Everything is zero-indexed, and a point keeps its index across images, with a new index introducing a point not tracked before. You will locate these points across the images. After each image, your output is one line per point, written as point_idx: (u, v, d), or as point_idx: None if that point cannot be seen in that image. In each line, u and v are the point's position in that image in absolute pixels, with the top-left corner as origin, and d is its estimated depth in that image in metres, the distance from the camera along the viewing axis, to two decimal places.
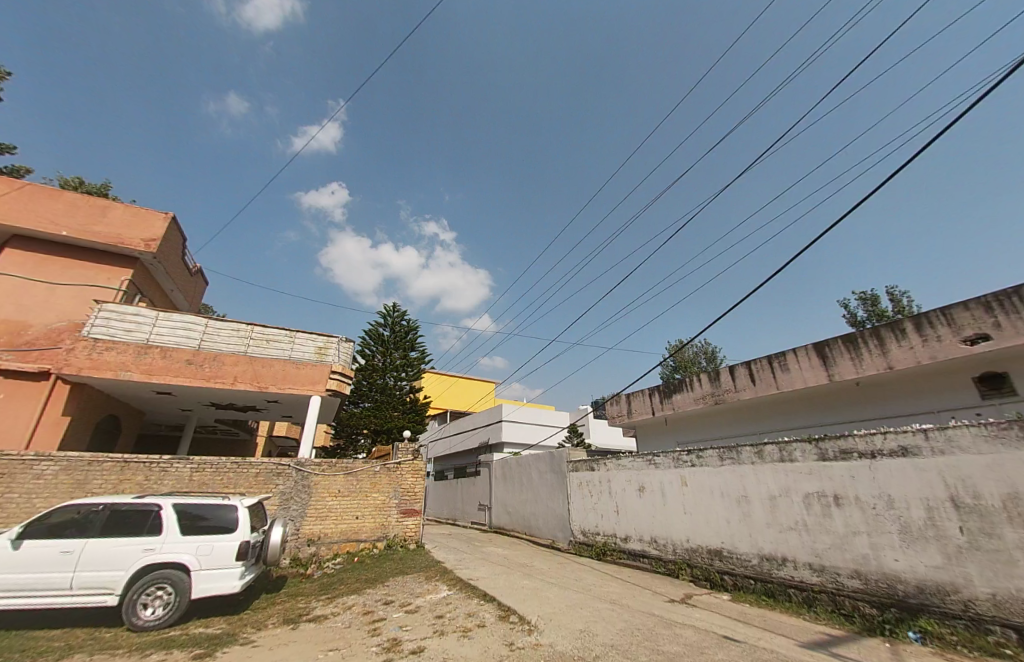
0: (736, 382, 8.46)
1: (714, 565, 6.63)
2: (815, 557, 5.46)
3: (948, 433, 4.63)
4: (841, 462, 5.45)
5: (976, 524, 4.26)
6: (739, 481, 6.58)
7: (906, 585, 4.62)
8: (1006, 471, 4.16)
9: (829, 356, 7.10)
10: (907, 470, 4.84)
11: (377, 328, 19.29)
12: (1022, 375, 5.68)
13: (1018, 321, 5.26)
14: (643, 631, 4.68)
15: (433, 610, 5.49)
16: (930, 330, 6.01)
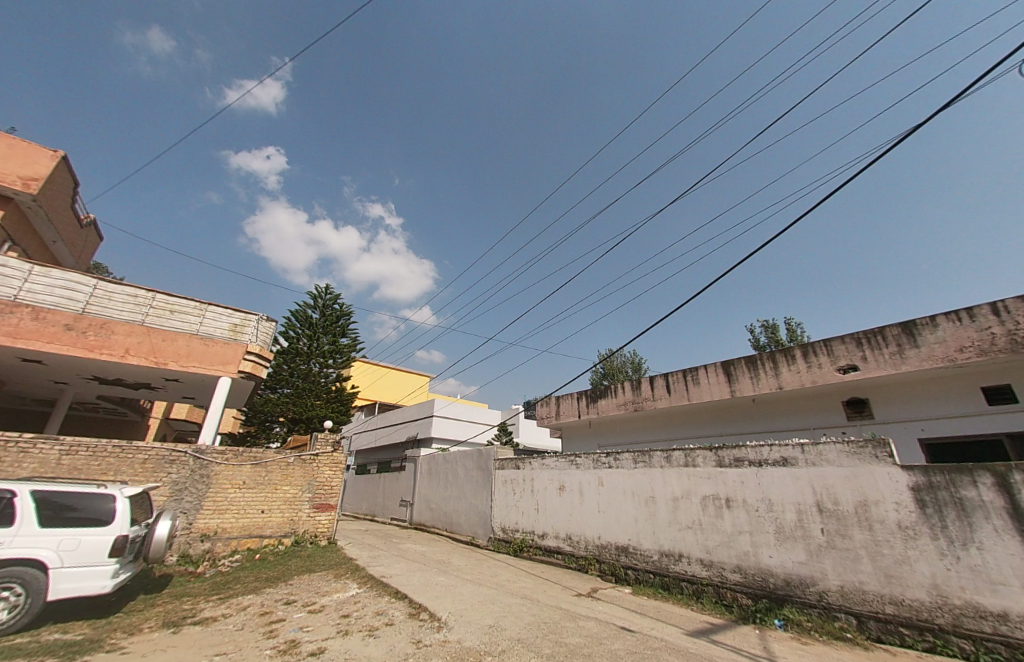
0: (654, 391, 9.08)
1: (620, 560, 7.08)
2: (706, 553, 6.05)
3: (819, 447, 5.38)
4: (734, 468, 6.08)
5: (834, 527, 5.00)
6: (649, 483, 7.08)
7: (776, 579, 5.29)
8: (860, 481, 4.93)
9: (733, 374, 7.90)
10: (786, 478, 5.54)
11: (305, 309, 17.97)
12: (877, 402, 6.77)
13: (879, 356, 6.27)
14: (549, 624, 4.86)
15: (338, 609, 5.24)
16: (814, 358, 6.95)
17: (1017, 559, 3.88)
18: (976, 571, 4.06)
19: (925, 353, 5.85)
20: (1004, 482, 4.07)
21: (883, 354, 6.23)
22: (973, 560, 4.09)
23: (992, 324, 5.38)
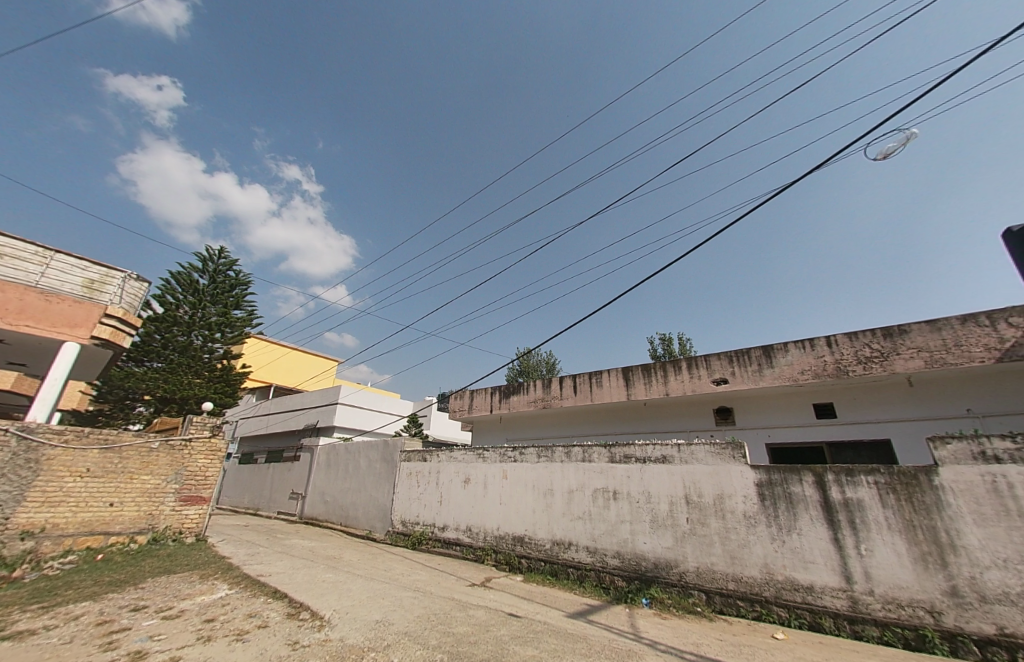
0: (562, 390, 9.59)
1: (514, 550, 7.38)
2: (592, 541, 6.58)
3: (691, 447, 6.15)
4: (623, 464, 6.69)
5: (697, 516, 5.77)
6: (548, 476, 7.47)
7: (647, 562, 5.95)
8: (720, 477, 5.76)
9: (631, 379, 8.67)
10: (664, 473, 6.25)
11: (189, 273, 15.58)
12: (738, 411, 7.96)
13: (744, 371, 7.37)
14: (438, 615, 4.88)
15: (201, 613, 4.67)
16: (696, 370, 7.92)
17: (822, 542, 4.88)
18: (795, 552, 5.01)
19: (777, 373, 7.02)
20: (820, 480, 5.08)
21: (746, 370, 7.34)
22: (793, 543, 5.05)
23: (825, 353, 6.67)
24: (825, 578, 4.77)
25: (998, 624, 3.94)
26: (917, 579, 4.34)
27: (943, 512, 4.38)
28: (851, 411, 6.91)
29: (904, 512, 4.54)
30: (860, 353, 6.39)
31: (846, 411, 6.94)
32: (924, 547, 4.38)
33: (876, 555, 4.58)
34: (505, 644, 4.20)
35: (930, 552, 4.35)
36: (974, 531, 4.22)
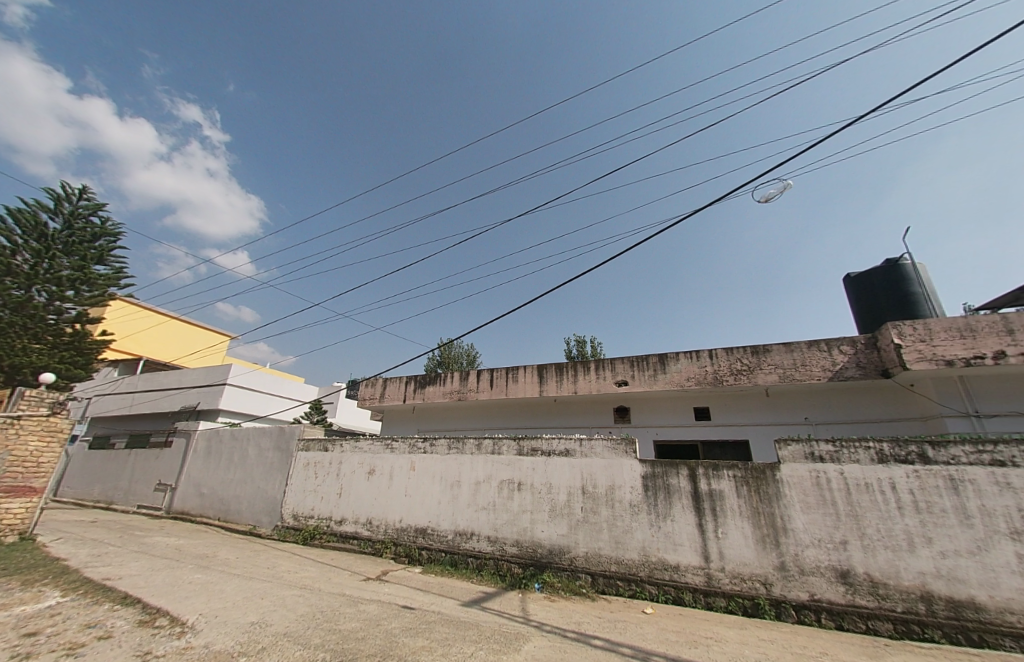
0: (479, 383, 9.66)
1: (415, 541, 7.29)
2: (493, 531, 6.76)
3: (592, 442, 6.62)
4: (529, 457, 6.96)
5: (590, 505, 6.25)
6: (456, 468, 7.48)
7: (543, 549, 6.30)
8: (613, 470, 6.30)
9: (544, 376, 9.05)
10: (566, 466, 6.64)
11: (34, 213, 12.54)
12: (633, 411, 8.76)
13: (643, 375, 8.12)
14: (325, 613, 4.63)
15: (18, 627, 3.84)
16: (602, 371, 8.53)
17: (690, 527, 5.61)
18: (668, 536, 5.69)
19: (669, 378, 7.86)
20: (692, 474, 5.82)
21: (645, 374, 8.11)
22: (667, 528, 5.73)
23: (707, 364, 7.64)
24: (689, 558, 5.51)
25: (809, 590, 4.91)
26: (757, 557, 5.22)
27: (780, 501, 5.31)
28: (722, 414, 8.02)
29: (753, 501, 5.42)
30: (733, 365, 7.43)
31: (719, 414, 8.04)
32: (764, 530, 5.27)
33: (729, 537, 5.39)
34: (395, 637, 4.13)
35: (768, 534, 5.24)
36: (799, 516, 5.18)
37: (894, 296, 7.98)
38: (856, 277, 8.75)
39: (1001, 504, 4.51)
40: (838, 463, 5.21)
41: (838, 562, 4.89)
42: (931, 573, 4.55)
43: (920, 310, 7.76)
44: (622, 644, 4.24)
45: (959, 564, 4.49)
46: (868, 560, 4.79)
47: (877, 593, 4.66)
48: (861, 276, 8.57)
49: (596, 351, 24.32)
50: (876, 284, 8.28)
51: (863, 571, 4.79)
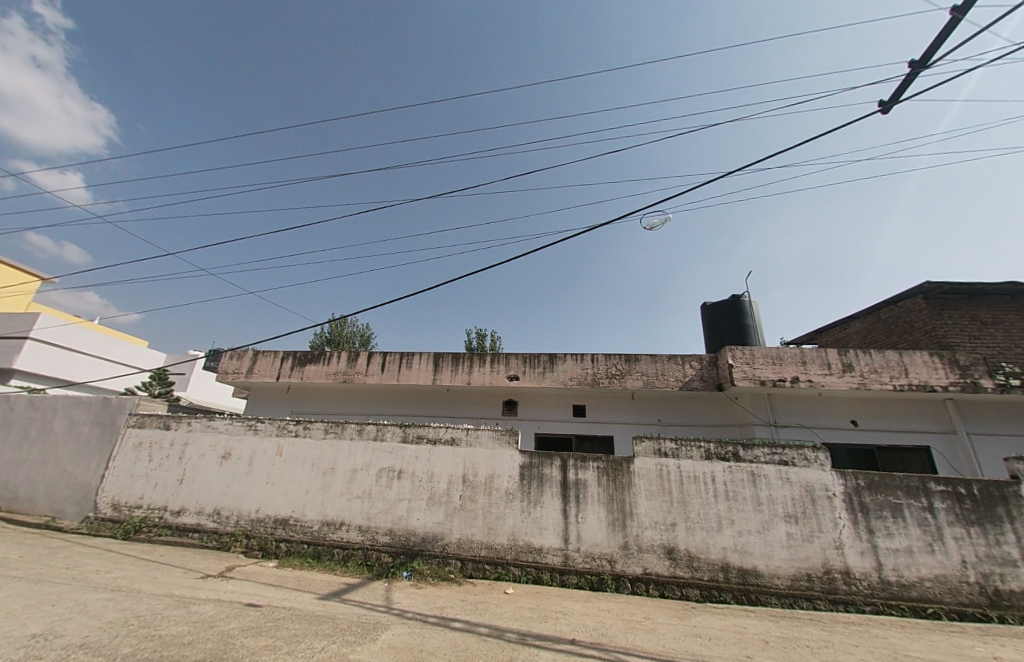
0: (368, 366, 9.14)
1: (274, 533, 6.64)
2: (365, 520, 6.50)
3: (478, 432, 6.76)
4: (413, 444, 6.82)
5: (468, 493, 6.40)
6: (332, 454, 6.99)
7: (415, 537, 6.27)
8: (495, 460, 6.53)
9: (439, 364, 8.95)
10: (449, 454, 6.68)
11: None
12: (520, 405, 9.20)
13: (533, 371, 8.57)
14: (144, 617, 3.95)
15: None
16: (496, 365, 8.78)
17: (556, 513, 6.12)
18: (536, 521, 6.12)
19: (556, 376, 8.44)
20: (564, 464, 6.35)
21: (535, 370, 8.57)
22: (536, 514, 6.16)
23: (589, 366, 8.38)
24: (551, 541, 6.01)
25: (643, 565, 5.75)
26: (607, 539, 5.93)
27: (630, 489, 6.11)
28: (596, 413, 8.90)
29: (610, 489, 6.13)
30: (610, 369, 8.28)
31: (593, 412, 8.90)
32: (615, 515, 6.00)
33: (587, 522, 6.02)
34: (232, 638, 3.71)
35: (618, 519, 5.99)
36: (644, 503, 6.02)
37: (736, 325, 9.72)
38: (711, 305, 10.39)
39: (782, 493, 5.84)
40: (678, 458, 6.18)
41: (667, 541, 5.83)
42: (731, 549, 5.70)
43: (751, 338, 9.59)
44: (480, 624, 4.44)
45: (749, 541, 5.70)
46: (689, 538, 5.80)
47: (692, 565, 5.68)
48: (715, 305, 10.21)
49: (495, 344, 24.96)
50: (724, 313, 9.97)
51: (685, 548, 5.78)
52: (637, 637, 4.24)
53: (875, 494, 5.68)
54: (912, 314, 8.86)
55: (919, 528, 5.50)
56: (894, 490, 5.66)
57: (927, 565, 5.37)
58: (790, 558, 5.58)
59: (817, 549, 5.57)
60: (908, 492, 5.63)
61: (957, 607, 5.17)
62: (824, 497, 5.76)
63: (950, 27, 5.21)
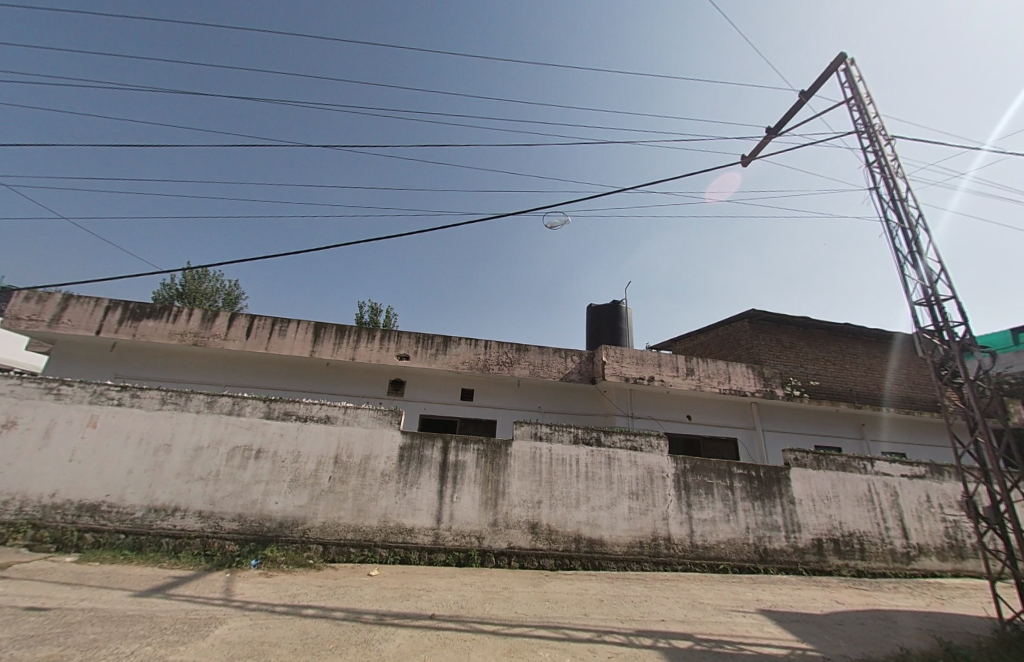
0: (229, 330, 7.89)
1: (76, 521, 5.37)
2: (208, 504, 5.67)
3: (357, 410, 6.37)
4: (279, 420, 6.15)
5: (339, 474, 6.04)
6: (169, 428, 5.91)
7: (271, 522, 5.70)
8: (372, 440, 6.27)
9: (320, 335, 8.18)
10: (320, 433, 6.19)
11: None
12: (407, 385, 8.96)
13: (424, 352, 8.40)
14: None
15: None
16: (386, 342, 8.37)
17: (430, 494, 6.15)
18: (409, 502, 6.08)
19: (447, 359, 8.41)
20: (445, 446, 6.41)
21: (426, 352, 8.41)
22: (411, 495, 6.11)
23: (481, 352, 8.54)
24: (423, 521, 6.03)
25: (508, 540, 6.15)
26: (477, 517, 6.18)
27: (505, 470, 6.45)
28: (482, 397, 9.14)
29: (487, 470, 6.40)
30: (500, 356, 8.56)
31: (479, 396, 9.13)
32: (488, 494, 6.29)
33: (460, 502, 6.19)
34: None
35: (491, 497, 6.29)
36: (516, 483, 6.42)
37: (613, 327, 10.87)
38: (596, 306, 11.41)
39: (629, 474, 6.79)
40: (550, 442, 6.72)
41: (532, 518, 6.32)
42: (584, 522, 6.44)
43: (624, 340, 10.84)
44: (336, 609, 4.26)
45: (599, 515, 6.52)
46: (551, 514, 6.38)
47: (551, 538, 6.27)
48: (598, 307, 11.25)
49: (388, 320, 23.85)
50: (605, 316, 11.06)
51: (546, 523, 6.34)
52: (493, 606, 4.54)
53: (696, 475, 6.97)
54: (740, 333, 10.98)
55: (722, 501, 6.94)
56: (709, 472, 7.03)
57: (724, 531, 6.81)
58: (628, 529, 6.53)
59: (650, 521, 6.63)
60: (718, 474, 7.04)
61: (739, 562, 6.67)
62: (660, 478, 6.86)
63: (795, 107, 6.62)
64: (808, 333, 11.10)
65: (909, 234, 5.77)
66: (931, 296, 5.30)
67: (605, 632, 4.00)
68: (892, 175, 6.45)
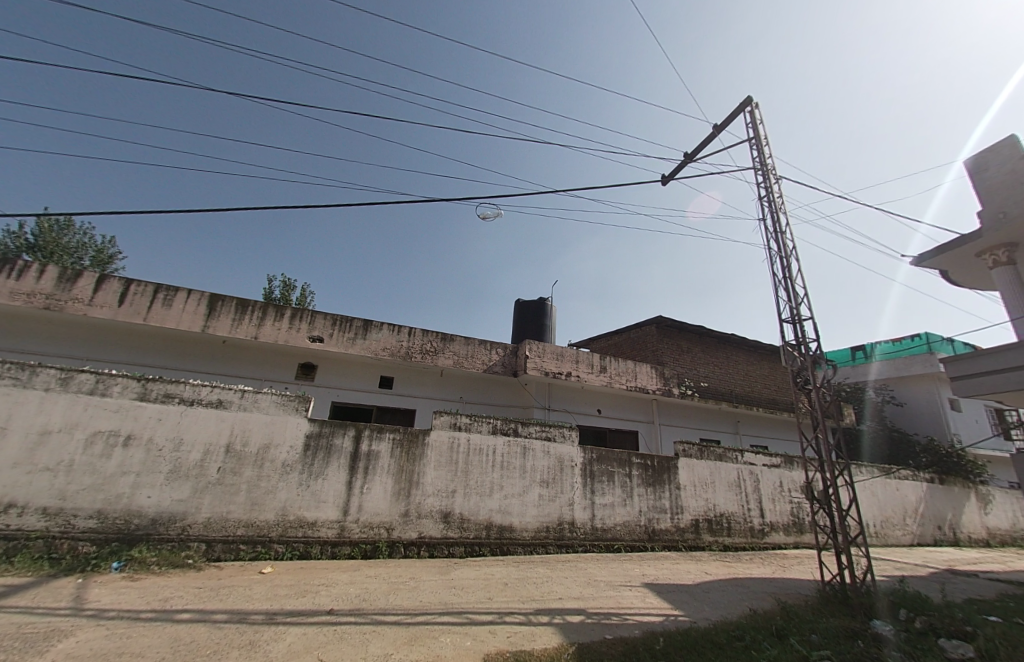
0: (95, 294, 6.63)
1: None
2: (56, 500, 4.75)
3: (256, 395, 5.80)
4: (157, 403, 5.36)
5: (231, 465, 5.46)
6: (3, 408, 4.82)
7: (141, 519, 4.97)
8: (273, 428, 5.76)
9: (217, 309, 7.26)
10: (209, 418, 5.52)
11: None
12: (319, 370, 8.36)
13: (340, 336, 7.90)
14: None
15: None
16: (296, 322, 7.70)
17: (337, 485, 5.84)
18: (313, 494, 5.71)
19: (366, 345, 8.00)
20: (357, 435, 6.12)
21: (342, 336, 7.91)
22: (315, 487, 5.75)
23: (403, 339, 8.27)
24: (328, 514, 5.72)
25: (419, 530, 6.10)
26: (387, 508, 6.02)
27: (420, 460, 6.36)
28: (401, 385, 8.87)
29: (401, 460, 6.25)
30: (424, 345, 8.38)
31: (399, 385, 8.85)
32: (401, 484, 6.16)
33: (371, 492, 5.97)
34: None
35: (404, 488, 6.17)
36: (430, 473, 6.36)
37: (537, 323, 11.23)
38: (522, 302, 11.68)
39: (542, 463, 7.13)
40: (469, 432, 6.77)
41: (444, 507, 6.33)
42: (496, 510, 6.62)
43: (547, 336, 11.26)
44: (217, 611, 3.86)
45: (511, 503, 6.75)
46: (464, 503, 6.45)
47: (462, 526, 6.35)
48: (525, 302, 11.54)
49: (303, 297, 21.95)
50: (531, 312, 11.38)
51: (459, 512, 6.40)
52: (397, 597, 4.48)
53: (601, 464, 7.55)
54: (648, 337, 12.06)
55: (621, 488, 7.61)
56: (612, 461, 7.66)
57: (620, 515, 7.48)
58: (537, 515, 6.86)
59: (557, 507, 7.03)
60: (619, 463, 7.70)
61: (631, 542, 7.40)
62: (569, 467, 7.30)
63: (708, 138, 7.40)
64: (703, 340, 12.56)
65: (785, 261, 6.80)
66: (796, 315, 6.29)
67: (506, 614, 4.17)
68: (777, 211, 7.53)
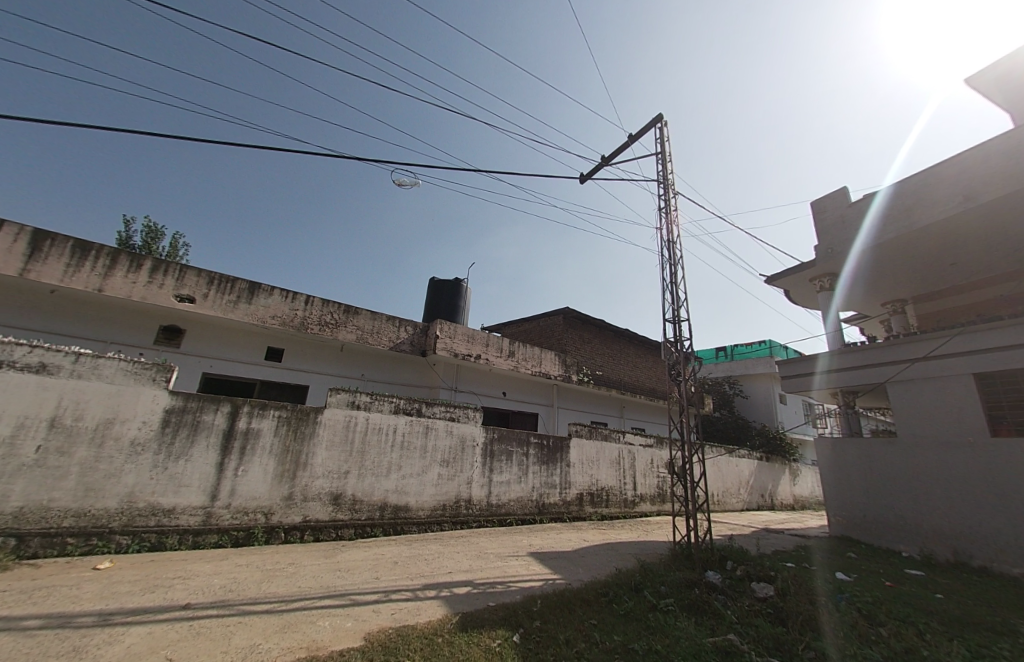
0: None
1: None
2: None
3: (97, 361, 4.80)
4: None
5: (56, 444, 4.45)
6: None
7: None
8: (119, 400, 4.82)
9: (42, 250, 5.74)
10: (25, 386, 4.41)
11: None
12: (188, 336, 7.19)
13: (217, 298, 6.86)
14: None
15: None
16: (159, 278, 6.49)
17: (205, 466, 5.16)
18: (171, 478, 4.96)
19: (250, 310, 7.08)
20: (233, 411, 5.44)
21: (221, 298, 6.89)
22: (174, 469, 5.00)
23: (298, 308, 7.51)
24: (190, 499, 5.03)
25: (303, 514, 5.70)
26: (267, 492, 5.51)
27: (309, 439, 5.91)
28: (292, 358, 8.08)
29: (287, 439, 5.74)
30: (323, 316, 7.72)
31: (289, 358, 8.05)
32: (285, 466, 5.67)
33: (247, 474, 5.40)
34: None
35: (288, 469, 5.69)
36: (320, 453, 5.96)
37: (449, 304, 11.08)
38: (435, 282, 11.41)
39: (443, 442, 7.15)
40: (368, 411, 6.47)
41: (334, 489, 6.00)
42: (391, 490, 6.48)
43: (459, 318, 11.18)
44: (30, 617, 3.19)
45: (408, 483, 6.67)
46: (357, 484, 6.19)
47: (354, 508, 6.10)
48: (438, 282, 11.29)
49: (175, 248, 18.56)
50: (443, 292, 11.17)
51: (351, 493, 6.13)
52: (273, 584, 4.18)
53: (500, 444, 7.85)
54: (554, 327, 12.70)
55: (517, 466, 8.01)
56: (511, 442, 8.00)
57: (515, 491, 7.89)
58: (433, 494, 6.88)
59: (454, 485, 7.14)
60: (518, 443, 8.08)
61: (522, 516, 7.88)
62: (470, 447, 7.44)
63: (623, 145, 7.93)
64: (601, 333, 13.65)
65: (673, 269, 7.66)
66: (677, 316, 7.16)
67: (392, 592, 4.15)
68: (672, 223, 8.43)
